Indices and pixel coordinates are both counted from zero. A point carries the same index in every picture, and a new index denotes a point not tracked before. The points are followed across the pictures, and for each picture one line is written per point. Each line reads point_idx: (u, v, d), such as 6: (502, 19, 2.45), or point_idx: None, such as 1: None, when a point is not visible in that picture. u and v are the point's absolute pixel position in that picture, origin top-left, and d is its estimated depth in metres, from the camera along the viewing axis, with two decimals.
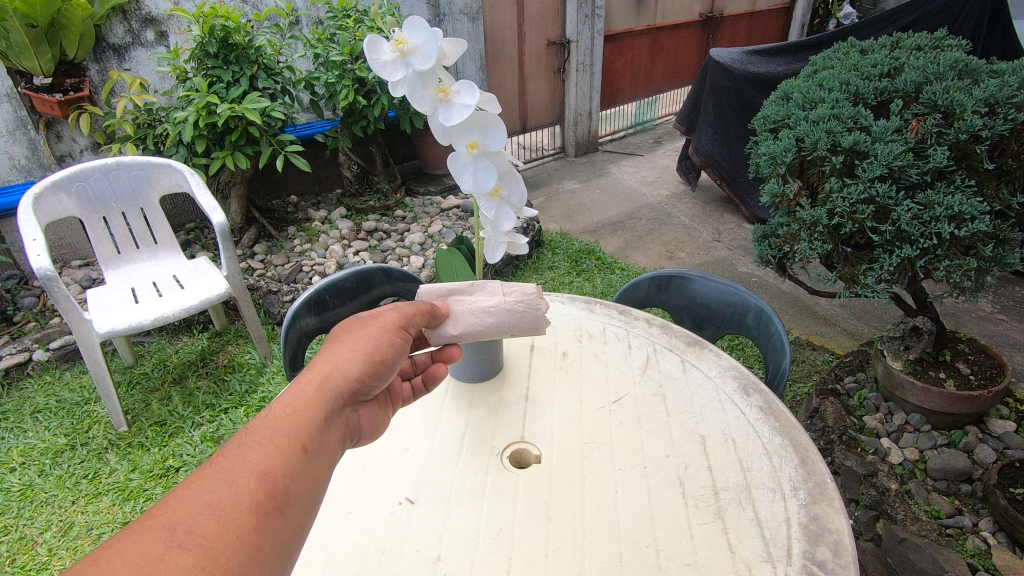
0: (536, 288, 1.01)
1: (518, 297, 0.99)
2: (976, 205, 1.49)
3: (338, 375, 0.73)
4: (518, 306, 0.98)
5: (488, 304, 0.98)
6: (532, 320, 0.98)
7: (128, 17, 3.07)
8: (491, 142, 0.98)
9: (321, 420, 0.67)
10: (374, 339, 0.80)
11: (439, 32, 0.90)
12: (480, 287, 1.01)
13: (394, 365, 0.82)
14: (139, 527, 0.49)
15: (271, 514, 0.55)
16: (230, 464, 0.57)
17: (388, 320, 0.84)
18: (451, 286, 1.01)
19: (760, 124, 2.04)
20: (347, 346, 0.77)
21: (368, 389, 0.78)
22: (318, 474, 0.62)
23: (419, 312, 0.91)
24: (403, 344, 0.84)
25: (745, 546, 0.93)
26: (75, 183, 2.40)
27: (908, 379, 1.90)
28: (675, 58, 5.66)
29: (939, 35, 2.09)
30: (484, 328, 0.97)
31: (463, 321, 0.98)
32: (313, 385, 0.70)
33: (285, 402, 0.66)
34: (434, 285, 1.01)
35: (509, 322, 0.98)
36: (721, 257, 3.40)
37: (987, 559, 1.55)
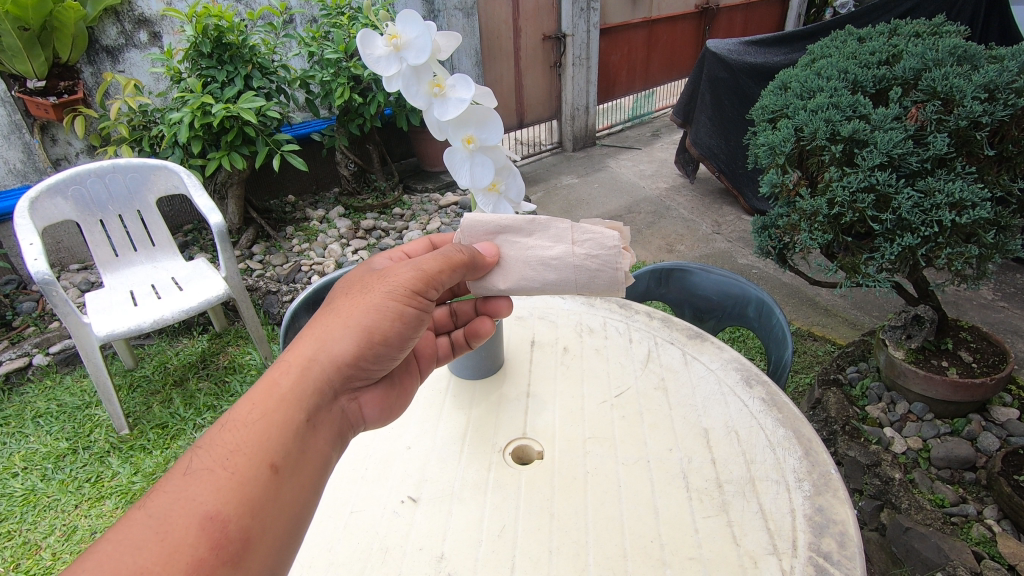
0: (615, 241, 0.89)
1: (592, 251, 0.89)
2: (977, 192, 1.48)
3: (319, 365, 0.79)
4: (589, 264, 0.88)
5: (550, 257, 0.91)
6: (606, 282, 0.88)
7: (121, 18, 3.05)
8: (487, 137, 0.96)
9: (293, 429, 0.73)
10: (371, 316, 0.84)
11: (433, 26, 0.89)
12: (547, 231, 0.93)
13: (396, 340, 0.87)
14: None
15: (214, 567, 0.60)
16: (172, 507, 0.62)
17: (399, 287, 0.87)
18: (507, 224, 0.94)
19: (758, 114, 2.03)
20: (338, 327, 0.82)
21: (361, 369, 0.85)
22: (285, 494, 0.69)
23: (447, 269, 0.88)
24: (412, 314, 0.88)
25: (750, 539, 0.93)
26: (71, 186, 2.38)
27: (910, 368, 1.89)
28: (672, 50, 5.64)
29: (937, 21, 2.07)
30: (544, 284, 0.92)
31: (515, 274, 0.93)
32: (291, 379, 0.76)
33: (256, 413, 0.72)
34: (485, 220, 0.94)
35: (577, 282, 0.89)
36: (721, 250, 3.39)
37: (992, 546, 1.55)
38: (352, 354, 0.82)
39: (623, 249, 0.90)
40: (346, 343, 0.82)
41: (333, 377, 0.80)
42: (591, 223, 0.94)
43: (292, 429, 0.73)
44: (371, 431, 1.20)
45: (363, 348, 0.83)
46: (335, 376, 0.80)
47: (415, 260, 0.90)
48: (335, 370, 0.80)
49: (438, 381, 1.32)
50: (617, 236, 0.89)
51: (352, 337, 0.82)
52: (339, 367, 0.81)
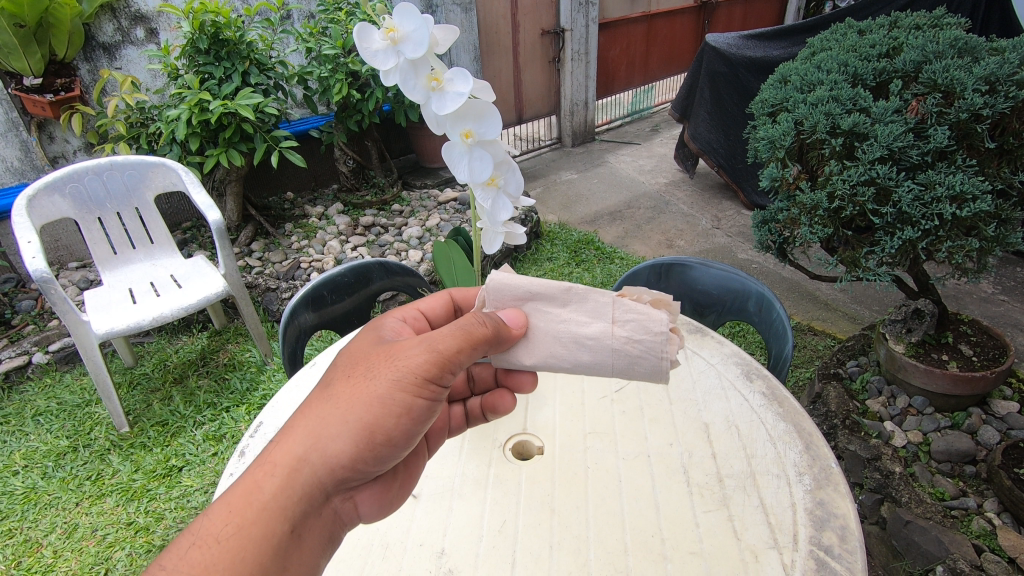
0: (661, 327, 0.84)
1: (633, 335, 0.84)
2: (977, 185, 1.48)
3: (308, 469, 0.75)
4: (630, 350, 0.83)
5: (586, 336, 0.85)
6: (647, 370, 0.84)
7: (117, 15, 3.03)
8: (486, 131, 0.96)
9: (274, 542, 0.72)
10: (372, 411, 0.77)
11: (430, 18, 0.88)
12: (586, 307, 0.87)
13: (401, 436, 0.80)
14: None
15: None
16: None
17: (408, 375, 0.78)
18: (539, 291, 0.88)
19: (757, 107, 2.02)
20: (334, 423, 0.76)
21: (359, 466, 0.79)
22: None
23: (462, 353, 0.80)
24: (421, 405, 0.80)
25: (751, 533, 0.92)
26: (69, 184, 2.38)
27: (911, 362, 1.89)
28: (671, 45, 5.62)
29: (937, 13, 2.06)
30: (577, 364, 0.86)
31: (542, 350, 0.87)
32: (277, 482, 0.73)
33: (239, 520, 0.71)
34: (515, 285, 0.88)
35: (614, 366, 0.84)
36: (721, 245, 3.39)
37: (992, 539, 1.55)
38: (348, 455, 0.77)
39: (670, 334, 0.85)
40: (341, 443, 0.76)
41: (324, 479, 0.76)
42: (634, 297, 0.90)
43: (274, 542, 0.72)
44: None
45: (361, 447, 0.77)
46: (327, 478, 0.76)
47: (429, 336, 0.81)
48: (327, 473, 0.76)
49: None
50: (663, 320, 0.84)
51: (348, 437, 0.76)
52: (332, 468, 0.76)
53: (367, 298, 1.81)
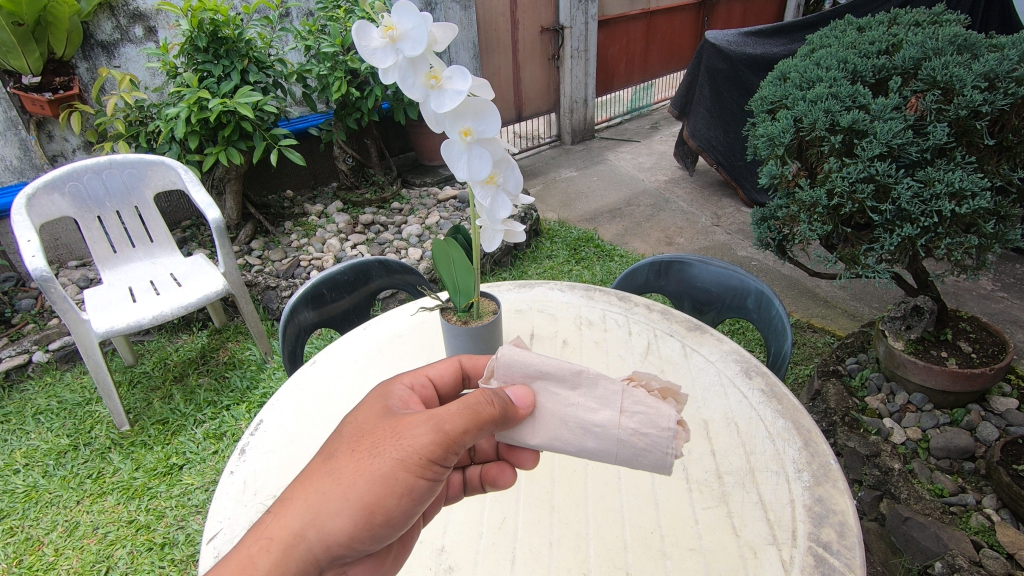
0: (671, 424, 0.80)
1: (642, 428, 0.80)
2: (976, 181, 1.48)
3: (304, 546, 0.72)
4: (635, 442, 0.80)
5: (593, 423, 0.80)
6: (650, 464, 0.80)
7: (116, 13, 3.02)
8: (485, 129, 0.96)
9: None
10: (375, 488, 0.73)
11: (428, 16, 0.88)
12: (595, 391, 0.83)
13: (402, 517, 0.76)
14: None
15: None
16: None
17: (413, 454, 0.74)
18: (548, 370, 0.84)
19: (756, 105, 2.02)
20: (334, 500, 0.72)
21: (356, 545, 0.75)
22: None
23: (470, 432, 0.76)
24: (424, 486, 0.76)
25: (750, 529, 0.93)
26: (68, 182, 2.38)
27: (910, 359, 1.89)
28: (671, 42, 5.61)
29: (937, 10, 2.06)
30: (580, 451, 0.81)
31: (547, 431, 0.82)
32: (271, 559, 0.70)
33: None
34: (526, 361, 0.84)
35: (619, 456, 0.80)
36: (720, 242, 3.39)
37: (991, 536, 1.56)
38: (346, 534, 0.73)
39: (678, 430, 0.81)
40: (340, 521, 0.72)
41: (319, 557, 0.73)
42: (644, 383, 0.87)
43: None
44: None
45: (360, 526, 0.74)
46: (323, 556, 0.73)
47: (437, 413, 0.77)
48: (323, 550, 0.72)
49: None
50: (673, 414, 0.81)
51: (347, 516, 0.72)
52: (328, 546, 0.73)
53: (366, 296, 1.81)
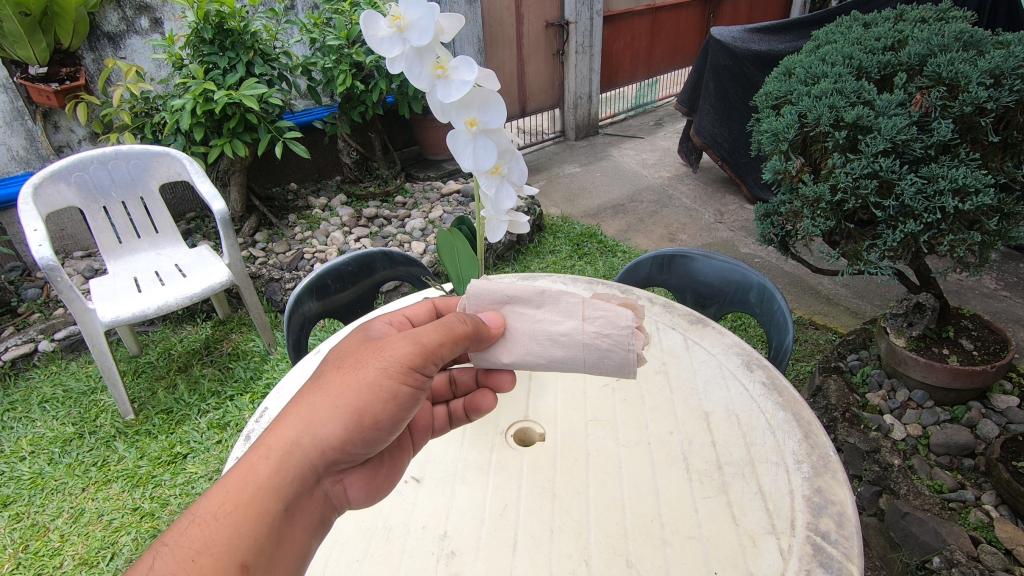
0: (629, 322, 0.82)
1: (603, 330, 0.81)
2: (980, 178, 1.48)
3: (300, 452, 0.73)
4: (598, 343, 0.81)
5: (558, 331, 0.82)
6: (616, 364, 0.81)
7: (122, 4, 3.03)
8: (490, 119, 0.96)
9: (266, 524, 0.69)
10: (365, 396, 0.76)
11: (436, 6, 0.88)
12: (558, 304, 0.85)
13: (390, 423, 0.79)
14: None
15: None
16: None
17: (394, 363, 0.77)
18: (512, 293, 0.86)
19: (761, 100, 2.02)
20: (324, 408, 0.74)
21: (349, 452, 0.77)
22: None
23: (447, 345, 0.79)
24: (407, 394, 0.79)
25: (749, 519, 0.94)
26: (74, 172, 2.39)
27: (911, 355, 1.89)
28: (676, 38, 5.59)
29: (943, 7, 2.05)
30: (549, 361, 0.83)
31: (519, 348, 0.84)
32: (270, 467, 0.70)
33: (233, 496, 0.68)
34: (491, 288, 0.86)
35: (585, 361, 0.81)
36: (723, 239, 3.39)
37: (989, 532, 1.56)
38: (339, 439, 0.75)
39: (636, 330, 0.83)
40: (334, 425, 0.74)
41: (316, 462, 0.74)
42: (604, 300, 0.88)
43: (267, 522, 0.69)
44: None
45: (351, 432, 0.76)
46: (318, 461, 0.74)
47: (413, 330, 0.80)
48: (319, 455, 0.74)
49: None
50: (631, 316, 0.82)
51: (339, 421, 0.74)
52: (323, 453, 0.74)
53: (369, 287, 1.81)
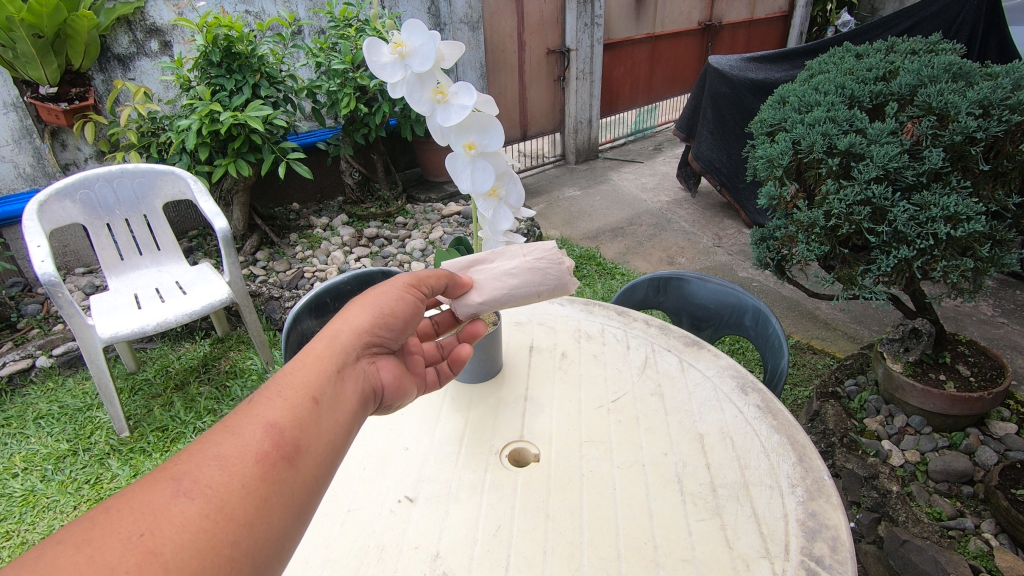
0: (557, 246, 0.99)
1: (539, 255, 0.97)
2: (972, 206, 1.50)
3: (348, 328, 0.76)
4: (540, 264, 0.96)
5: (509, 266, 0.97)
6: (557, 277, 0.96)
7: (133, 27, 3.11)
8: (489, 142, 0.99)
9: (329, 375, 0.69)
10: (385, 296, 0.83)
11: (438, 35, 0.91)
12: (505, 253, 1.00)
13: (411, 319, 0.85)
14: (151, 476, 0.52)
15: (279, 463, 0.57)
16: (235, 423, 0.59)
17: (402, 277, 0.87)
18: (473, 257, 1.02)
19: (757, 127, 2.06)
20: (357, 302, 0.80)
21: (383, 339, 0.80)
22: (327, 424, 0.64)
23: (435, 275, 0.92)
24: (416, 301, 0.87)
25: (743, 542, 0.93)
26: (79, 190, 2.42)
27: (908, 381, 1.89)
28: (675, 66, 5.71)
29: (933, 39, 2.11)
30: (508, 291, 0.96)
31: (484, 288, 0.97)
32: (324, 341, 0.74)
33: (296, 357, 0.69)
34: (455, 258, 1.02)
35: (534, 281, 0.96)
36: (721, 263, 3.41)
37: (989, 561, 1.54)
38: (374, 321, 0.79)
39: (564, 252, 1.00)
40: (363, 316, 0.78)
41: (357, 343, 0.75)
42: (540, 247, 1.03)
43: (330, 371, 0.70)
44: (371, 431, 1.22)
45: (383, 317, 0.80)
46: (360, 341, 0.76)
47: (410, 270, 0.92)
48: (359, 338, 0.76)
49: None
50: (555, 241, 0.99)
51: (370, 308, 0.80)
52: (364, 332, 0.77)
53: None
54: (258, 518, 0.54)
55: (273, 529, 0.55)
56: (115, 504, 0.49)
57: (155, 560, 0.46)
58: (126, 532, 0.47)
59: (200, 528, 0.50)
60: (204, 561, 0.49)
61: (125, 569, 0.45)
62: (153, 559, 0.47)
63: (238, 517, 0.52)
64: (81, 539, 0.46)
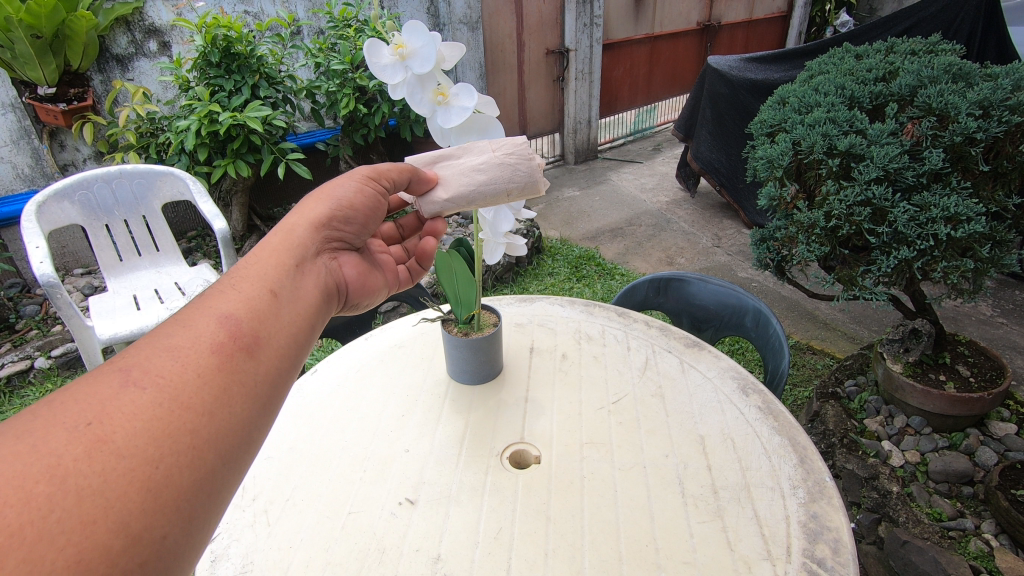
0: (527, 141, 0.97)
1: (509, 151, 0.95)
2: (972, 207, 1.50)
3: (301, 228, 0.80)
4: (509, 159, 0.94)
5: (476, 162, 0.95)
6: (525, 174, 0.94)
7: (131, 28, 3.10)
8: (488, 145, 1.02)
9: (285, 271, 0.73)
10: (339, 191, 0.88)
11: (438, 36, 0.91)
12: (472, 148, 0.98)
13: (365, 214, 0.91)
14: (100, 370, 0.54)
15: (236, 353, 0.60)
16: (187, 316, 0.61)
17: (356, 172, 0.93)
18: (440, 153, 1.00)
19: (756, 128, 2.06)
20: (310, 201, 0.85)
21: (337, 236, 0.86)
22: (283, 316, 0.68)
23: (398, 169, 0.95)
24: (373, 196, 0.93)
25: (744, 544, 0.93)
26: (78, 191, 2.41)
27: (908, 381, 1.89)
28: (674, 66, 5.71)
29: (933, 39, 2.11)
30: (475, 186, 0.94)
31: (451, 183, 0.96)
32: (277, 239, 0.77)
33: (250, 255, 0.73)
34: (421, 154, 1.00)
35: (501, 175, 0.94)
36: (721, 263, 3.41)
37: (990, 561, 1.54)
38: (327, 219, 0.84)
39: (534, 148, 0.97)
40: (320, 208, 0.84)
41: (313, 237, 0.81)
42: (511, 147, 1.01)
43: (285, 267, 0.74)
44: (371, 433, 1.21)
45: (336, 214, 0.85)
46: (314, 237, 0.81)
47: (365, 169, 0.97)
48: (315, 232, 0.82)
49: (436, 386, 1.34)
50: (524, 136, 0.97)
51: (322, 205, 0.84)
52: (317, 229, 0.82)
53: None
54: (219, 404, 0.56)
55: (236, 414, 0.57)
56: (62, 398, 0.51)
57: (107, 445, 0.48)
58: (73, 422, 0.49)
59: (153, 415, 0.51)
60: (159, 447, 0.50)
61: (74, 456, 0.47)
62: (103, 446, 0.48)
63: (194, 405, 0.54)
64: (24, 430, 0.47)
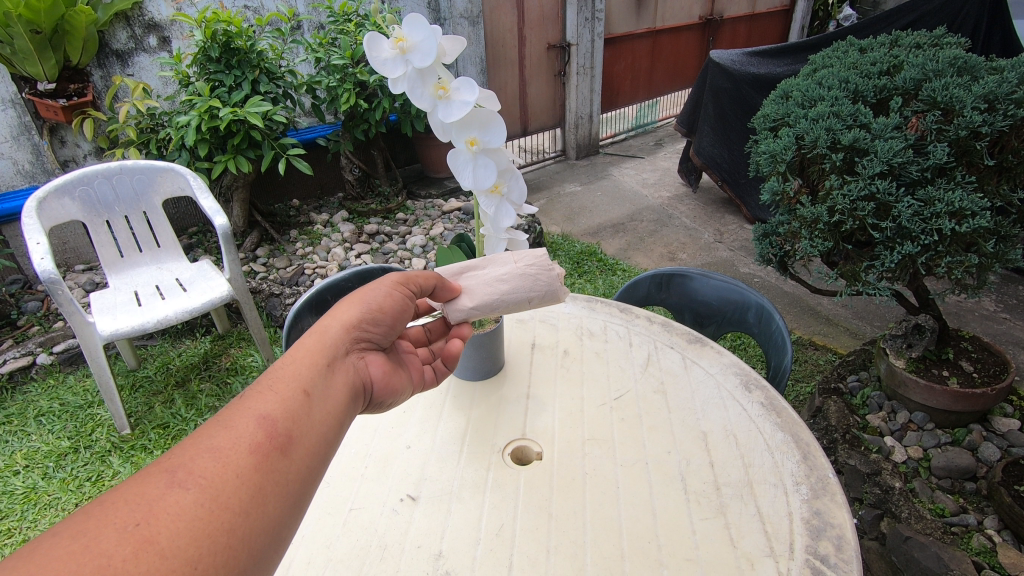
0: (548, 252, 0.98)
1: (530, 263, 0.96)
2: (976, 201, 1.49)
3: (333, 328, 0.80)
4: (530, 270, 0.95)
5: (500, 274, 0.96)
6: (546, 284, 0.95)
7: (131, 23, 3.08)
8: (491, 139, 0.98)
9: (317, 370, 0.72)
10: (371, 294, 0.86)
11: (439, 30, 0.91)
12: (495, 260, 0.99)
13: (396, 317, 0.88)
14: (145, 471, 0.54)
15: (272, 453, 0.60)
16: (226, 417, 0.61)
17: (387, 277, 0.91)
18: (465, 263, 1.00)
19: (759, 123, 2.05)
20: (342, 301, 0.84)
21: (367, 337, 0.84)
22: (316, 415, 0.67)
23: (424, 276, 0.94)
24: (402, 299, 0.90)
25: (747, 541, 0.93)
26: (79, 187, 2.40)
27: (911, 377, 1.89)
28: (676, 61, 5.69)
29: (937, 33, 2.09)
30: (499, 295, 0.95)
31: (476, 294, 0.96)
32: (311, 340, 0.77)
33: (285, 356, 0.72)
34: (447, 264, 1.01)
35: (524, 288, 0.95)
36: (723, 259, 3.40)
37: (993, 557, 1.53)
38: (359, 319, 0.83)
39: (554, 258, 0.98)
40: (352, 310, 0.83)
41: (345, 338, 0.80)
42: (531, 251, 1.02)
43: (318, 368, 0.73)
44: (372, 431, 1.21)
45: (367, 314, 0.84)
46: (345, 337, 0.80)
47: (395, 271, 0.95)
48: (347, 333, 0.80)
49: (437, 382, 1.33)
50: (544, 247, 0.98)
51: (354, 306, 0.83)
52: (349, 329, 0.81)
53: None
54: (254, 505, 0.56)
55: (269, 516, 0.57)
56: (111, 497, 0.51)
57: (152, 546, 0.48)
58: (122, 521, 0.49)
59: (194, 515, 0.52)
60: (200, 546, 0.51)
61: (123, 556, 0.47)
62: (149, 547, 0.48)
63: (232, 505, 0.54)
64: (77, 531, 0.48)
